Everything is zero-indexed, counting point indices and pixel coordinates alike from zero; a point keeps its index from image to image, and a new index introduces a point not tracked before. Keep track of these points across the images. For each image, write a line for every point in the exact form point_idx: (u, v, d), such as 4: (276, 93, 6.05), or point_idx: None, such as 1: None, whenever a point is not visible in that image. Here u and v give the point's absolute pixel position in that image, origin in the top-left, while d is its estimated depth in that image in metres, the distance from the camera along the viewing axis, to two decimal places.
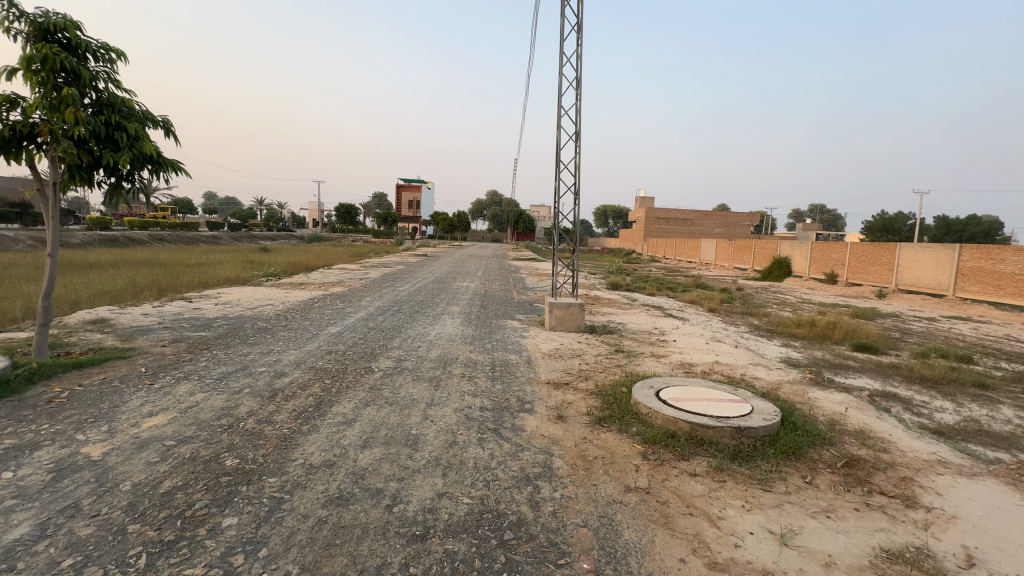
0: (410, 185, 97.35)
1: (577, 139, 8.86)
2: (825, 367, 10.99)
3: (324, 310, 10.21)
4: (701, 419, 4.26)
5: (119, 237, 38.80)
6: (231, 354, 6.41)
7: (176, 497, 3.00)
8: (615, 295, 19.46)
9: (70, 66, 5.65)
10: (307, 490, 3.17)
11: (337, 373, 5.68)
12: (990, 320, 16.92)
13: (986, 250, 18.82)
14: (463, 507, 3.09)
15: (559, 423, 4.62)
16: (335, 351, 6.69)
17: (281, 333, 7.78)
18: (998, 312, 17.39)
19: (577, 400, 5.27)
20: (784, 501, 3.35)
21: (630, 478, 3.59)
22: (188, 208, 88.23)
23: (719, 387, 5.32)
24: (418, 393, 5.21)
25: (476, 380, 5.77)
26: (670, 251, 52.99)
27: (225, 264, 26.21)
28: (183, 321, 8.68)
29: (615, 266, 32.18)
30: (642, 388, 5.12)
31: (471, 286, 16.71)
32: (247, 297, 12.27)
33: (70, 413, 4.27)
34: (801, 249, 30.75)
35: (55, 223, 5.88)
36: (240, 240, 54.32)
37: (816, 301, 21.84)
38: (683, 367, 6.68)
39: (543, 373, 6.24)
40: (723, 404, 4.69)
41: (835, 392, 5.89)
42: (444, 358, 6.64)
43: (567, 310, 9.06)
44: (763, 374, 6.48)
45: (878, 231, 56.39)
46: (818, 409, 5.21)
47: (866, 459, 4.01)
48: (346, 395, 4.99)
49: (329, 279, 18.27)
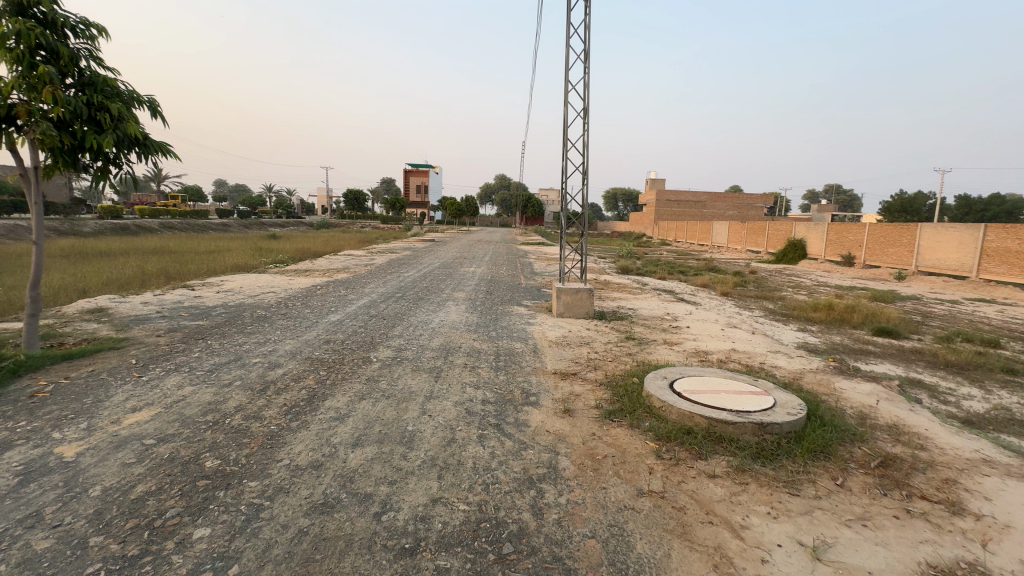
0: (418, 170, 96.81)
1: (586, 115, 8.39)
2: (845, 353, 10.55)
3: (326, 297, 9.97)
4: (720, 414, 3.93)
5: (129, 225, 38.94)
6: (226, 344, 6.18)
7: (147, 504, 2.76)
8: (625, 279, 19.03)
9: (47, 42, 5.34)
10: (290, 495, 2.91)
11: (334, 364, 5.44)
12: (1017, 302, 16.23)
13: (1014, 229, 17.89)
14: (459, 516, 2.81)
15: (566, 417, 4.33)
16: (334, 340, 6.45)
17: (280, 321, 7.55)
18: None
19: (585, 392, 4.96)
20: (814, 508, 3.03)
21: (643, 480, 3.29)
22: (198, 196, 88.87)
23: (738, 377, 4.99)
24: (417, 385, 4.93)
25: (479, 370, 5.48)
26: (682, 234, 52.15)
27: (235, 250, 26.17)
28: (182, 309, 8.49)
29: (625, 250, 31.61)
30: (656, 379, 4.80)
31: (478, 271, 16.36)
32: (250, 284, 12.08)
33: (50, 409, 4.05)
34: (817, 231, 29.90)
35: (39, 210, 5.64)
36: (250, 228, 54.49)
37: (833, 284, 21.18)
38: (698, 355, 6.32)
39: (550, 362, 5.94)
40: (743, 398, 4.35)
41: (862, 382, 5.51)
42: (446, 347, 6.34)
43: (575, 296, 8.72)
44: (783, 363, 6.11)
45: (896, 212, 54.83)
46: (845, 400, 4.85)
47: (903, 458, 3.66)
48: (341, 388, 4.73)
49: (335, 265, 18.05)
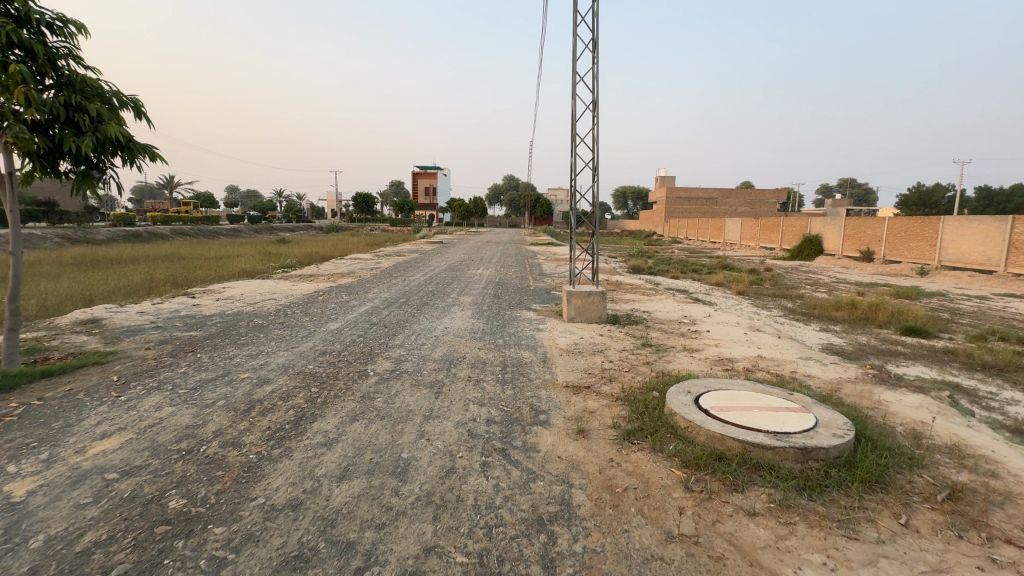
0: (425, 173, 96.87)
1: (596, 107, 7.93)
2: (873, 355, 9.94)
3: (327, 303, 9.62)
4: (755, 437, 3.46)
5: (141, 232, 39.26)
6: (215, 358, 5.82)
7: (91, 560, 2.36)
8: (637, 279, 18.44)
9: (21, 40, 5.02)
10: (259, 546, 2.49)
11: (327, 379, 5.04)
12: None
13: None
14: (456, 571, 2.37)
15: (579, 439, 3.87)
16: (330, 352, 6.06)
17: (276, 331, 7.18)
18: None
19: (600, 408, 4.50)
20: (878, 556, 2.55)
21: (671, 520, 2.83)
22: (209, 202, 89.69)
23: (770, 391, 4.50)
24: (416, 403, 4.49)
25: (484, 384, 5.04)
26: (693, 232, 51.30)
27: (244, 256, 26.09)
28: (177, 319, 8.17)
29: (636, 249, 30.99)
30: (679, 394, 4.33)
31: (485, 273, 15.91)
32: (252, 291, 11.81)
33: (14, 436, 3.69)
34: (833, 226, 29.08)
35: (15, 219, 5.33)
36: (260, 233, 54.86)
37: (853, 280, 20.45)
38: (722, 364, 5.82)
39: (561, 373, 5.48)
40: (780, 417, 3.85)
41: (906, 393, 4.96)
42: (449, 358, 5.91)
43: (586, 299, 8.26)
44: (817, 372, 5.58)
45: (914, 206, 53.43)
46: (892, 415, 4.34)
47: (974, 489, 3.15)
48: (333, 407, 4.33)
49: (339, 270, 17.71)
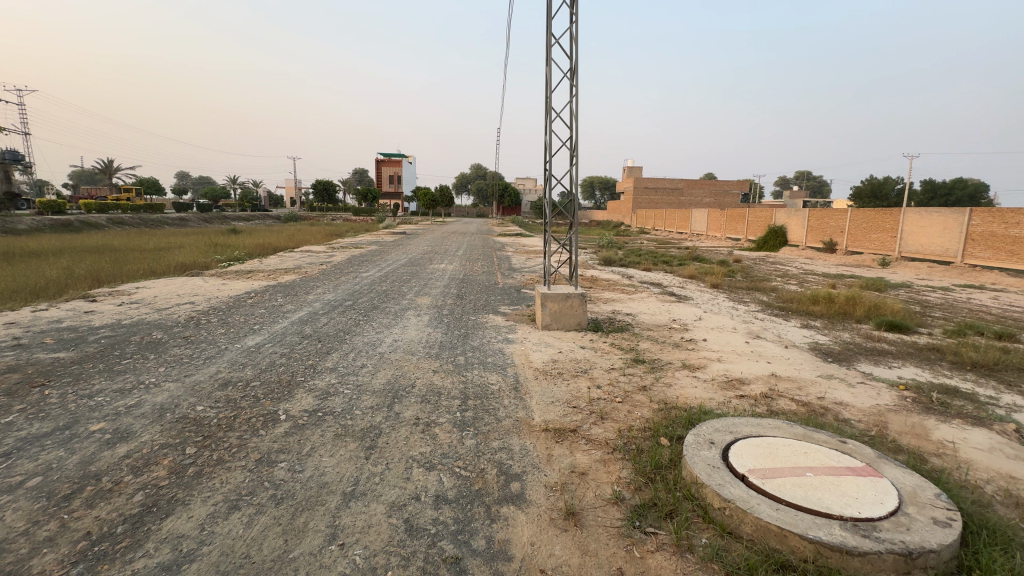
0: (388, 161, 93.39)
1: (574, 75, 6.69)
2: (862, 354, 9.20)
3: (255, 308, 8.03)
4: (832, 533, 2.33)
5: (73, 222, 35.75)
6: (69, 396, 4.26)
7: None
8: (611, 274, 17.43)
9: None
10: None
11: (216, 432, 3.60)
12: (1007, 288, 15.43)
13: (999, 213, 17.08)
14: None
15: (570, 530, 2.64)
16: (234, 383, 4.59)
17: (173, 351, 5.60)
18: (1013, 279, 15.92)
19: (593, 468, 3.28)
20: None
21: None
22: (154, 189, 83.86)
23: (815, 436, 3.40)
24: (335, 470, 3.15)
25: (436, 432, 3.72)
26: (659, 222, 51.25)
27: (185, 247, 23.76)
28: (52, 334, 6.42)
29: (606, 240, 30.13)
30: (699, 448, 3.18)
31: (448, 268, 14.44)
32: (170, 292, 10.01)
33: None
34: (796, 217, 29.12)
35: None
36: (209, 222, 51.13)
37: (821, 271, 20.20)
38: (735, 388, 4.72)
39: (538, 407, 4.24)
40: (849, 487, 2.74)
41: (967, 428, 3.96)
42: (392, 390, 4.53)
43: (564, 303, 7.05)
44: (849, 398, 4.55)
45: (866, 197, 55.19)
46: (973, 468, 3.30)
47: None
48: (206, 484, 2.93)
49: (285, 264, 15.92)
